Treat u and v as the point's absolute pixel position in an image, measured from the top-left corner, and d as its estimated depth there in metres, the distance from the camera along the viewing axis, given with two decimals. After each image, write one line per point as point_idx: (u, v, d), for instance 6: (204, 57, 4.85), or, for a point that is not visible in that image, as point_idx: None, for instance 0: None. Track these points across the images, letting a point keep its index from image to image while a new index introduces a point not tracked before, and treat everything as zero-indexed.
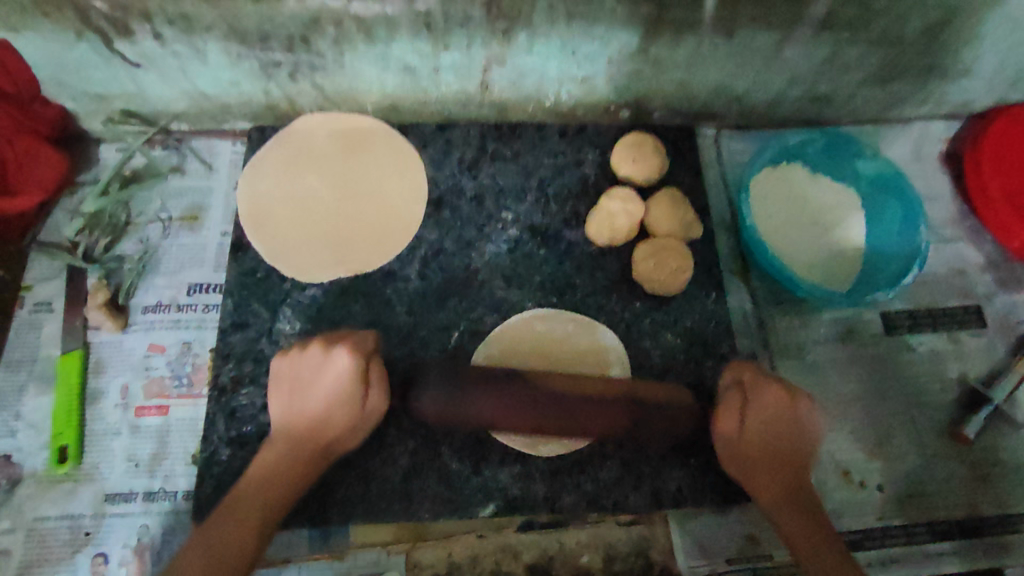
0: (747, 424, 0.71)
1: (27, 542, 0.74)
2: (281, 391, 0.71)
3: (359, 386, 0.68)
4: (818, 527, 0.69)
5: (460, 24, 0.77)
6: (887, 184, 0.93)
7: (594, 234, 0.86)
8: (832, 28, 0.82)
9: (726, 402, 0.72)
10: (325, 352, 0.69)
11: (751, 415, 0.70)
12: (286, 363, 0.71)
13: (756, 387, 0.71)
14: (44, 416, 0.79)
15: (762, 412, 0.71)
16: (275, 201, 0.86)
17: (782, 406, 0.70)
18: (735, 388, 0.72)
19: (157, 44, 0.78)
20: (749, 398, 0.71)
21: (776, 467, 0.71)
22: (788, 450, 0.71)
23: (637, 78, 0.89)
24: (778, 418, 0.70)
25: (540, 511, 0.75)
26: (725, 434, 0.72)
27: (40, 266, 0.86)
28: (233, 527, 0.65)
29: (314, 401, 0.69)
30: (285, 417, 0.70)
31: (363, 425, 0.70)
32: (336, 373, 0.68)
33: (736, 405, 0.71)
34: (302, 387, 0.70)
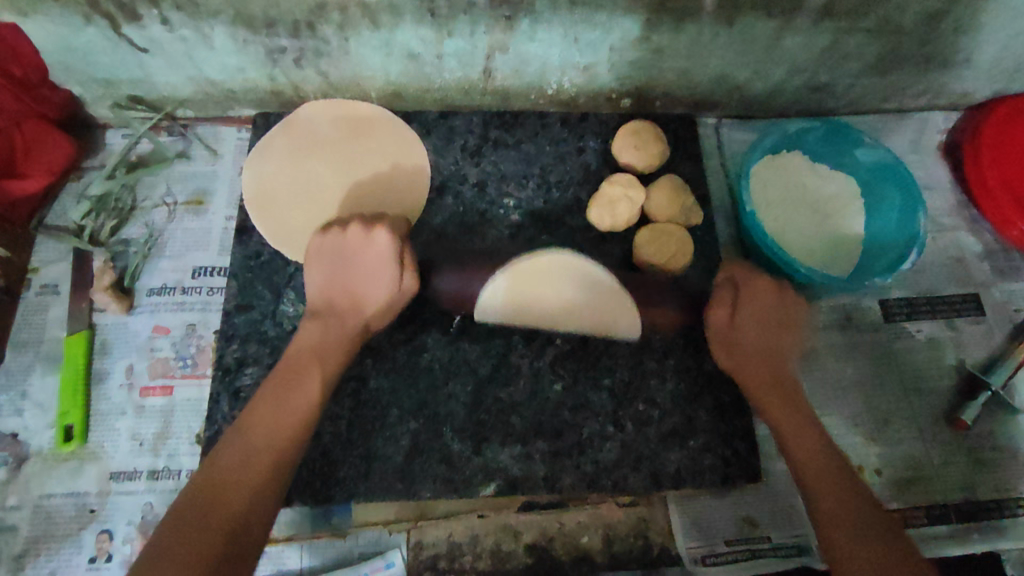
0: (736, 314, 0.73)
1: (33, 520, 0.74)
2: (325, 269, 0.73)
3: (397, 266, 0.72)
4: (800, 415, 0.69)
5: (464, 10, 0.78)
6: (886, 172, 0.93)
7: (595, 220, 0.87)
8: (832, 17, 0.82)
9: (719, 296, 0.74)
10: (366, 235, 0.72)
11: (743, 304, 0.72)
12: (328, 241, 0.74)
13: (749, 287, 0.73)
14: (51, 396, 0.80)
15: (755, 309, 0.72)
16: (278, 184, 0.87)
17: (776, 302, 0.73)
18: (727, 286, 0.73)
19: (165, 29, 0.79)
20: (739, 297, 0.73)
21: (775, 396, 0.70)
22: (777, 341, 0.73)
23: (639, 66, 0.90)
24: (768, 302, 0.73)
25: (540, 491, 0.76)
26: (716, 327, 0.74)
27: (46, 249, 0.87)
28: (273, 427, 0.63)
29: (353, 276, 0.72)
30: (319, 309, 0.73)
31: (398, 297, 0.74)
32: (379, 256, 0.72)
33: (727, 305, 0.73)
34: (348, 262, 0.73)
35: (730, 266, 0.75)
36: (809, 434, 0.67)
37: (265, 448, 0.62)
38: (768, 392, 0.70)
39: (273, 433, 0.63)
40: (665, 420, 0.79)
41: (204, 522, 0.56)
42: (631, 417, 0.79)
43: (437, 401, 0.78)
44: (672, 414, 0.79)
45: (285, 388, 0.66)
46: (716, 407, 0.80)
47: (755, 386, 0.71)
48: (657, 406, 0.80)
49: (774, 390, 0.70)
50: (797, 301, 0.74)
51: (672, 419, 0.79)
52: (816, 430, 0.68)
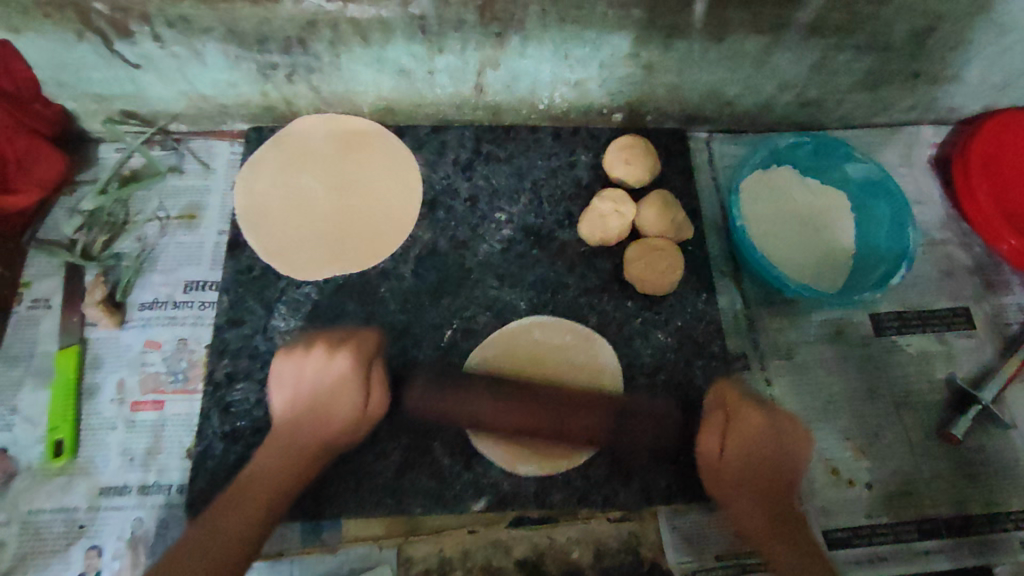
0: (728, 438, 0.71)
1: (21, 535, 0.74)
2: (284, 391, 0.72)
3: (362, 385, 0.70)
4: (817, 570, 0.65)
5: (454, 27, 0.79)
6: (875, 187, 0.94)
7: (586, 234, 0.88)
8: (820, 34, 0.83)
9: (709, 420, 0.73)
10: (328, 357, 0.71)
11: (731, 435, 0.71)
12: (288, 363, 0.72)
13: (739, 409, 0.72)
14: (41, 410, 0.80)
15: (743, 438, 0.70)
16: (271, 200, 0.87)
17: (763, 423, 0.70)
18: (719, 409, 0.73)
19: (157, 46, 0.79)
20: (731, 418, 0.72)
21: (760, 499, 0.70)
22: (774, 457, 0.71)
23: (630, 82, 0.90)
24: (760, 432, 0.70)
25: (531, 506, 0.76)
26: (706, 455, 0.72)
27: (38, 263, 0.87)
28: (284, 455, 0.70)
29: (313, 394, 0.70)
30: (286, 405, 0.71)
31: (364, 420, 0.72)
32: (341, 380, 0.70)
33: (717, 429, 0.71)
34: (313, 392, 0.70)
35: (722, 386, 0.75)
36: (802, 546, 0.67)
37: (277, 463, 0.69)
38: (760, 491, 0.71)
39: (285, 454, 0.70)
40: None
41: (235, 528, 0.65)
42: None
43: (428, 416, 0.78)
44: None
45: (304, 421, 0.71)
46: None
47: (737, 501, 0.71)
48: None
49: (764, 525, 0.69)
50: (791, 422, 0.72)
51: None
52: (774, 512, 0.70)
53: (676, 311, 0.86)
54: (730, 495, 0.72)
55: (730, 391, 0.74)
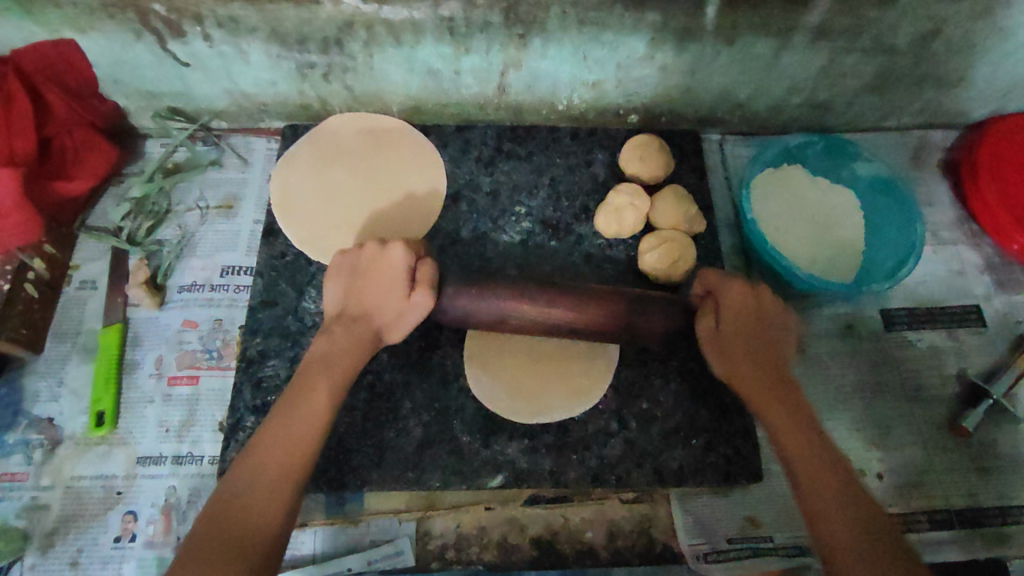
0: (722, 320, 0.76)
1: (64, 499, 0.79)
2: (340, 283, 0.77)
3: (407, 283, 0.73)
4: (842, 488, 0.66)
5: (480, 29, 0.84)
6: (885, 186, 0.96)
7: (603, 226, 0.91)
8: (828, 37, 0.87)
9: (702, 308, 0.77)
10: (383, 247, 0.76)
11: (726, 315, 0.76)
12: (348, 257, 0.77)
13: (725, 285, 0.77)
14: (85, 383, 0.85)
15: (737, 317, 0.76)
16: (304, 190, 0.93)
17: (763, 325, 0.76)
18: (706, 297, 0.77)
19: (206, 44, 0.85)
20: (718, 311, 0.76)
21: (805, 433, 0.70)
22: (790, 398, 0.73)
23: (645, 83, 0.94)
24: (742, 320, 0.76)
25: (546, 483, 0.78)
26: (704, 333, 0.76)
27: (86, 247, 0.93)
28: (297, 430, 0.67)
29: (369, 291, 0.75)
30: (341, 299, 0.76)
31: (413, 313, 0.74)
32: (393, 269, 0.74)
33: (711, 313, 0.76)
34: (366, 274, 0.76)
35: (706, 274, 0.79)
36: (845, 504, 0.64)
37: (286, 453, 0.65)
38: (811, 452, 0.68)
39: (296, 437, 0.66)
40: (668, 419, 0.82)
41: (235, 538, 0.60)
42: (635, 415, 0.82)
43: (449, 395, 0.81)
44: (674, 412, 0.82)
45: (260, 447, 0.66)
46: (719, 407, 0.82)
47: (807, 449, 0.69)
48: (660, 405, 0.82)
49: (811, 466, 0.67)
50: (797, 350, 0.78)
51: (674, 418, 0.82)
52: (812, 430, 0.70)
53: None
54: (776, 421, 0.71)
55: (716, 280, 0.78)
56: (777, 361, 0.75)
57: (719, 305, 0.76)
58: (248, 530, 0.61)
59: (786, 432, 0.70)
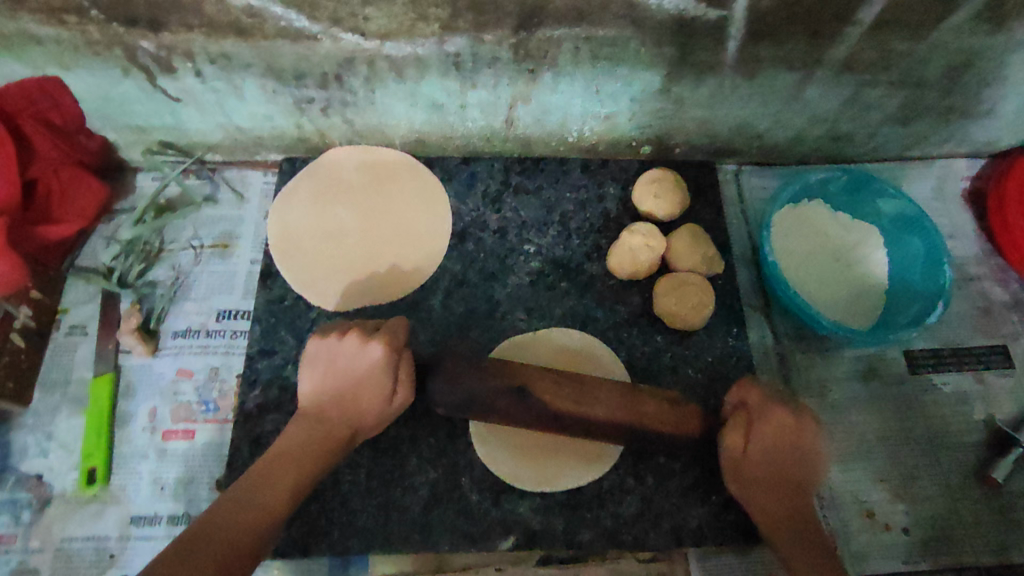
0: (752, 443, 0.68)
1: (53, 563, 0.75)
2: (317, 367, 0.71)
3: (391, 382, 0.69)
4: None
5: (488, 64, 0.79)
6: (909, 223, 0.92)
7: (616, 267, 0.87)
8: (853, 70, 0.82)
9: (733, 423, 0.69)
10: (361, 342, 0.69)
11: (758, 437, 0.68)
12: (324, 346, 0.71)
13: (764, 412, 0.69)
14: (76, 437, 0.81)
15: (771, 443, 0.68)
16: (303, 230, 0.89)
17: (793, 432, 0.68)
18: (741, 410, 0.70)
19: (198, 81, 0.81)
20: (754, 424, 0.68)
21: (809, 546, 0.65)
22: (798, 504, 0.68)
23: (660, 116, 0.90)
24: (783, 439, 0.68)
25: (559, 545, 0.74)
26: (728, 456, 0.69)
27: (76, 290, 0.89)
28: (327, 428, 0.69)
29: (349, 384, 0.69)
30: (314, 396, 0.71)
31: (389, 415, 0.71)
32: (371, 364, 0.68)
33: (741, 432, 0.68)
34: (342, 372, 0.70)
35: (747, 385, 0.71)
36: None
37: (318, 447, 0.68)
38: (824, 568, 0.63)
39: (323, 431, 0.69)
40: (686, 474, 0.78)
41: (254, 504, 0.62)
42: (652, 470, 0.78)
43: (456, 451, 0.77)
44: (693, 467, 0.78)
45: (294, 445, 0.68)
46: None
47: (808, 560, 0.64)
48: (678, 459, 0.79)
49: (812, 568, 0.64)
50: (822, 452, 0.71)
51: (693, 473, 0.78)
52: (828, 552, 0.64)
53: (706, 346, 0.85)
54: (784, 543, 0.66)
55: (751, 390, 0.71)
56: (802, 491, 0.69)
57: (749, 417, 0.69)
58: (252, 526, 0.61)
59: (805, 574, 0.64)
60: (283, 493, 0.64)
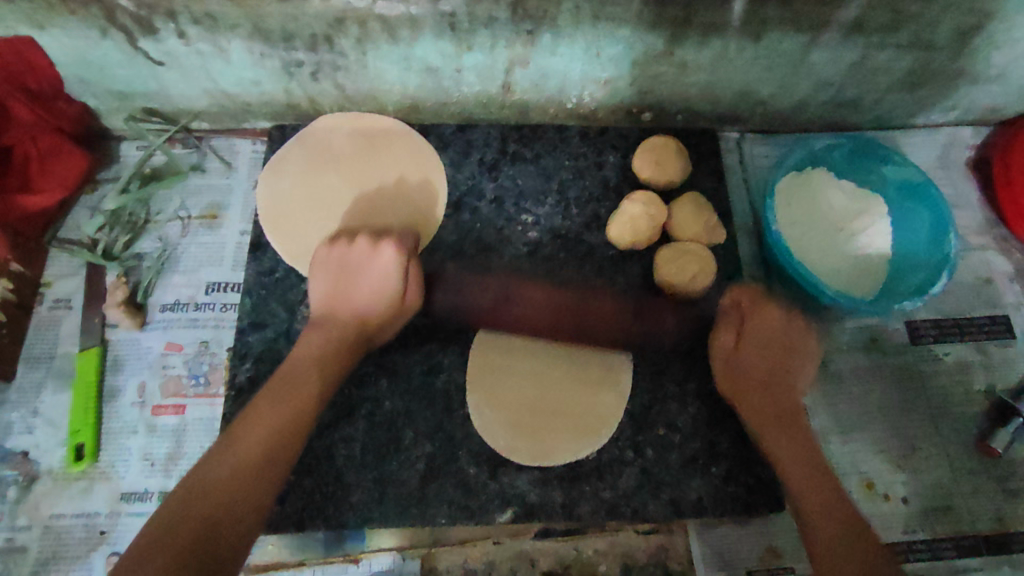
0: (744, 341, 0.76)
1: (42, 540, 0.74)
2: (328, 274, 0.76)
3: (400, 276, 0.74)
4: (817, 470, 0.67)
5: (484, 24, 0.76)
6: (916, 191, 0.90)
7: (616, 236, 0.85)
8: (862, 32, 0.80)
9: (724, 322, 0.78)
10: (373, 247, 0.76)
11: (749, 335, 0.76)
12: (333, 251, 0.77)
13: (757, 314, 0.77)
14: (62, 413, 0.79)
15: (759, 360, 0.74)
16: (293, 199, 0.86)
17: (778, 327, 0.76)
18: (734, 311, 0.77)
19: (181, 42, 0.78)
20: (746, 324, 0.76)
21: (788, 434, 0.70)
22: (788, 396, 0.73)
23: (661, 81, 0.87)
24: (771, 339, 0.75)
25: (558, 517, 0.73)
26: (722, 351, 0.76)
27: (60, 263, 0.86)
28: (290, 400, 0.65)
29: (362, 284, 0.74)
30: (326, 303, 0.74)
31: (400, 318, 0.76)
32: (385, 266, 0.74)
33: (734, 323, 0.77)
34: (353, 274, 0.75)
35: (739, 290, 0.79)
36: (821, 492, 0.65)
37: (290, 411, 0.65)
38: (797, 447, 0.69)
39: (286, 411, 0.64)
40: (686, 446, 0.77)
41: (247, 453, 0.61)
42: (651, 442, 0.77)
43: (453, 424, 0.76)
44: (693, 439, 0.77)
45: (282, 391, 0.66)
46: (739, 433, 0.78)
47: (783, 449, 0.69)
48: (677, 430, 0.78)
49: (790, 457, 0.68)
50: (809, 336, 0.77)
51: (693, 445, 0.77)
52: (804, 443, 0.69)
53: None
54: (764, 426, 0.71)
55: (742, 293, 0.79)
56: (791, 396, 0.73)
57: (741, 315, 0.77)
58: (247, 473, 0.60)
59: (786, 466, 0.68)
60: (239, 471, 0.60)
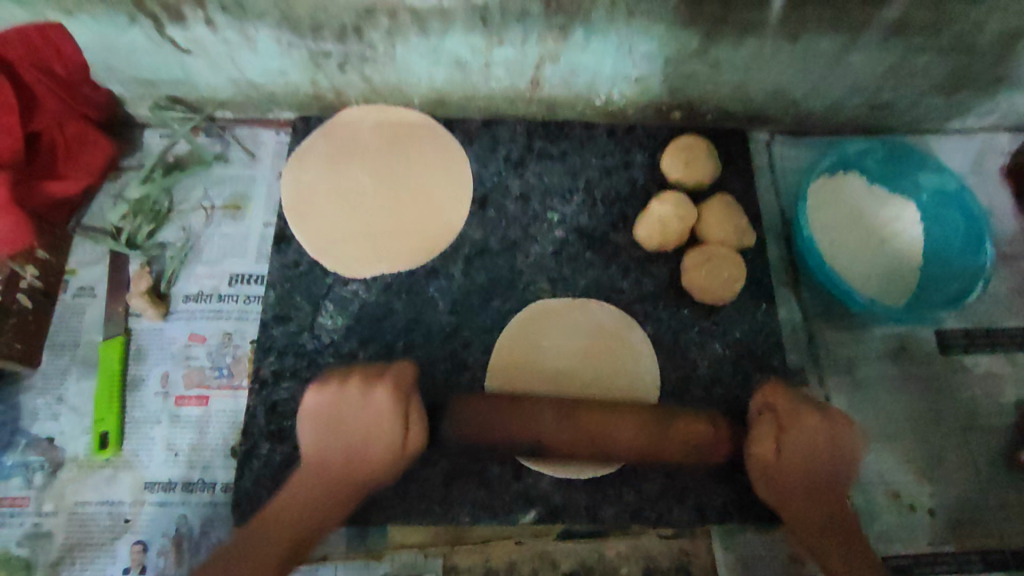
0: (784, 452, 0.66)
1: (68, 526, 0.74)
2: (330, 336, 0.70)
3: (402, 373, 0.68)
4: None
5: (517, 19, 0.75)
6: (952, 199, 0.88)
7: (645, 240, 0.84)
8: (903, 34, 0.78)
9: (761, 430, 0.67)
10: (373, 376, 0.68)
11: (788, 450, 0.65)
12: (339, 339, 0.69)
13: (795, 424, 0.66)
14: (87, 400, 0.79)
15: (800, 448, 0.66)
16: (320, 193, 0.85)
17: (823, 438, 0.66)
18: (769, 417, 0.67)
19: (209, 31, 0.77)
20: (784, 431, 0.66)
21: (830, 522, 0.67)
22: (828, 465, 0.67)
23: (694, 80, 0.86)
24: (814, 439, 0.66)
25: (582, 520, 0.73)
26: (760, 465, 0.67)
27: (84, 250, 0.86)
28: (300, 498, 0.67)
29: (365, 371, 0.68)
30: (324, 382, 0.69)
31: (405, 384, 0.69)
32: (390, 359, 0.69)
33: (772, 433, 0.66)
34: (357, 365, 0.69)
35: (778, 392, 0.68)
36: None
37: (301, 505, 0.66)
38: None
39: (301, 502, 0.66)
40: None
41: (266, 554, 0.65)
42: None
43: None
44: None
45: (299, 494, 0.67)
46: None
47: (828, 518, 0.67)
48: None
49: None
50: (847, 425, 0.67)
51: None
52: (849, 549, 0.66)
53: (734, 322, 0.83)
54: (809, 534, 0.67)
55: (779, 395, 0.68)
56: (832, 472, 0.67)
57: (771, 425, 0.66)
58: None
59: None
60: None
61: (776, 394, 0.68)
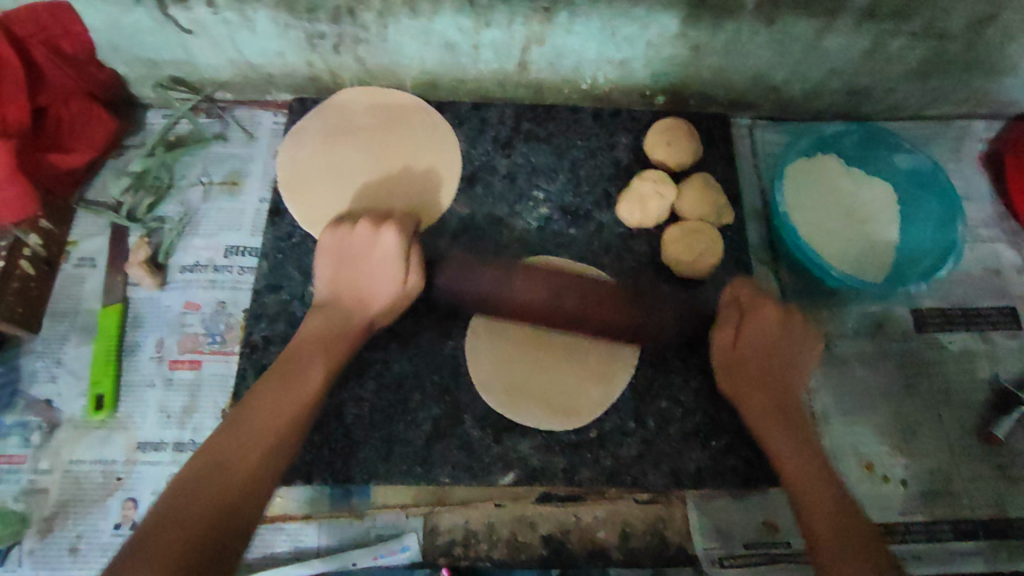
0: (742, 338, 0.74)
1: (62, 483, 0.77)
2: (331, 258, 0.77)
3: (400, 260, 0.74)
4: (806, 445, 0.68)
5: (503, 0, 0.78)
6: (925, 179, 0.91)
7: (625, 215, 0.87)
8: (876, 19, 0.81)
9: (724, 318, 0.75)
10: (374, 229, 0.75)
11: (745, 339, 0.74)
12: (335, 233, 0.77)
13: (756, 316, 0.74)
14: (85, 364, 0.82)
15: (760, 335, 0.73)
16: (312, 168, 0.88)
17: (777, 327, 0.74)
18: (734, 305, 0.75)
19: (208, 11, 0.80)
20: (746, 319, 0.74)
21: (780, 416, 0.71)
22: (783, 371, 0.73)
23: (676, 63, 0.89)
24: (772, 327, 0.73)
25: (559, 482, 0.75)
26: (721, 352, 0.75)
27: (85, 223, 0.89)
28: (258, 424, 0.64)
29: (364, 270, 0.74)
30: (331, 286, 0.76)
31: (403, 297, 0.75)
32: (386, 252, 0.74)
33: (730, 331, 0.74)
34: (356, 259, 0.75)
35: (739, 285, 0.77)
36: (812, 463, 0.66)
37: (268, 422, 0.64)
38: (782, 419, 0.71)
39: (259, 426, 0.64)
40: (687, 419, 0.79)
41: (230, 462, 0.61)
42: (654, 414, 0.78)
43: (460, 388, 0.78)
44: (695, 413, 0.79)
45: (276, 389, 0.67)
46: None
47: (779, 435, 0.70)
48: (680, 404, 0.79)
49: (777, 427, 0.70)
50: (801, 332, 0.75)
51: (694, 418, 0.79)
52: (798, 431, 0.69)
53: None
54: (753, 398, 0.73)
55: (743, 288, 0.76)
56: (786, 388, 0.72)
57: (732, 316, 0.75)
58: (233, 482, 0.59)
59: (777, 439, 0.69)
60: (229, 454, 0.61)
61: (738, 287, 0.76)
